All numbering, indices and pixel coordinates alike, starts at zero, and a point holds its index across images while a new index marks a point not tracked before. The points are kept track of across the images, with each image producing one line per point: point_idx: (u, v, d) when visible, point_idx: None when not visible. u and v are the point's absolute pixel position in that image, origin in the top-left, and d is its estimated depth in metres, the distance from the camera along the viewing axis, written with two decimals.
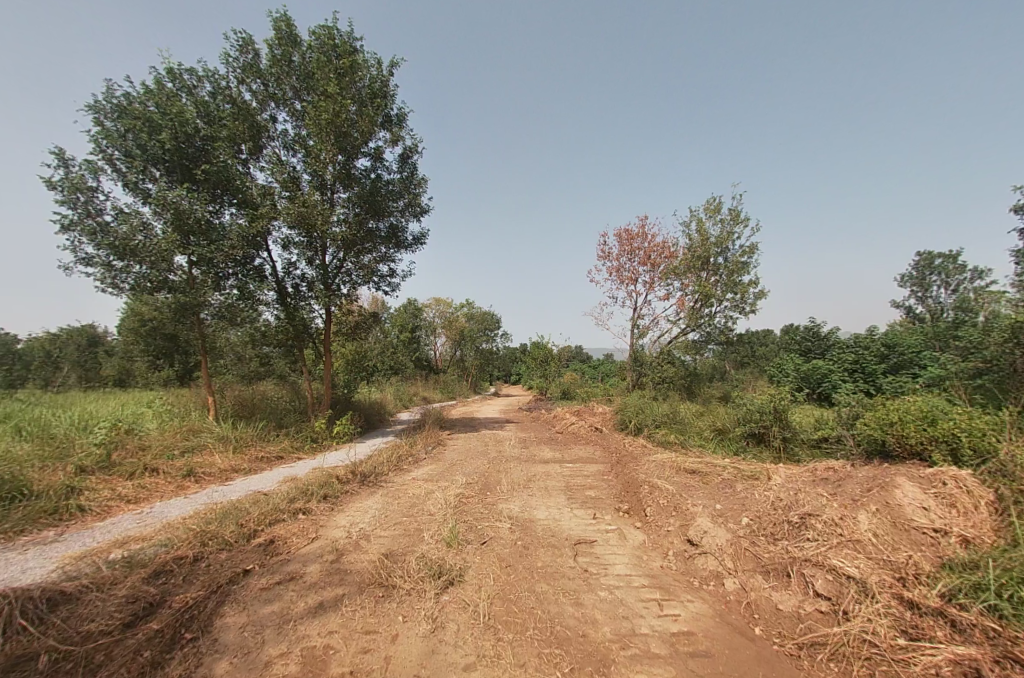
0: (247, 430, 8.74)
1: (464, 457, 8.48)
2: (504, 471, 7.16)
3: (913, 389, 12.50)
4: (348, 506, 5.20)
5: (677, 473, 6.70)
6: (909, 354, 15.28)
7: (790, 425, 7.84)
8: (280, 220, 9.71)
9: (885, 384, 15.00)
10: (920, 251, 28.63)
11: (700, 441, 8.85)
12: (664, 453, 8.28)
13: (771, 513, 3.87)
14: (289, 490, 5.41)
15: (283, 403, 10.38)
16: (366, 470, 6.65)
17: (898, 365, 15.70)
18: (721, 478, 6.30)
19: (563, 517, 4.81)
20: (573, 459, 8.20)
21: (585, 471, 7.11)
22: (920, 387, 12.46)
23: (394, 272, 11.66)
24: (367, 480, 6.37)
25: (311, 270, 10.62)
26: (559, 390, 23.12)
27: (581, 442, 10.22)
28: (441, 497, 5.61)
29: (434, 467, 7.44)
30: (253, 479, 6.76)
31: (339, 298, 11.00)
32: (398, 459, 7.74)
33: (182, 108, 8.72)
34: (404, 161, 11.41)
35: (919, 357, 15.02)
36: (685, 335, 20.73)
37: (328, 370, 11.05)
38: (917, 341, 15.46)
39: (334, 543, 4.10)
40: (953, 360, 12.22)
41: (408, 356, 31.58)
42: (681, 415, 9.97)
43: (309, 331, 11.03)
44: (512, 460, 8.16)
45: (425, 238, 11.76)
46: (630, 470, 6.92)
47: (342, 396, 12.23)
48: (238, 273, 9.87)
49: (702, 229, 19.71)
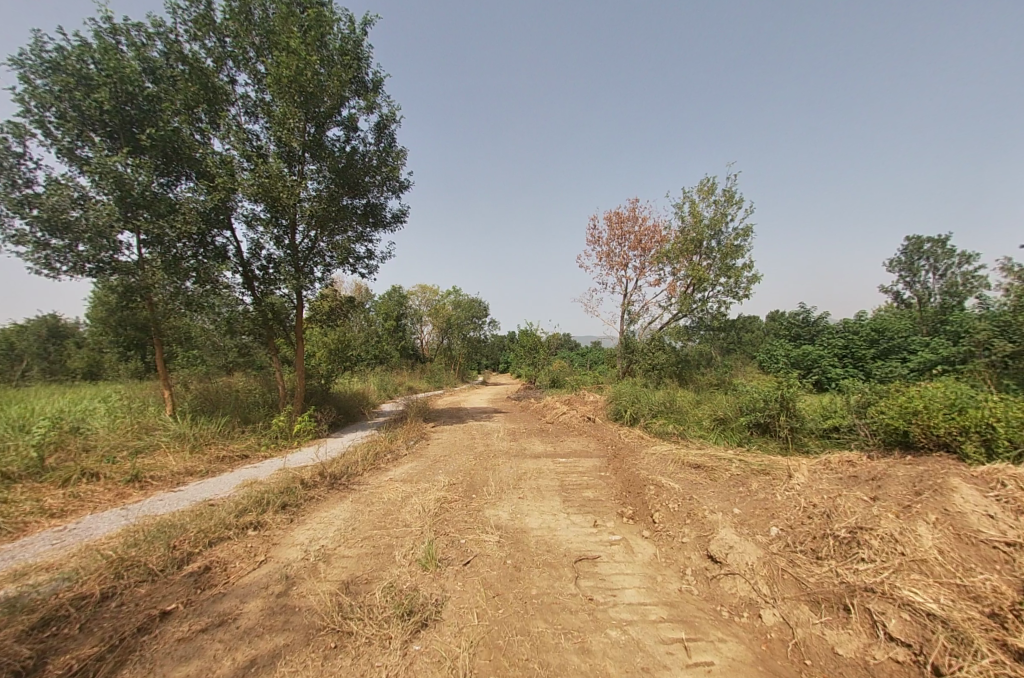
0: (207, 427, 7.92)
1: (448, 453, 7.78)
2: (492, 469, 6.49)
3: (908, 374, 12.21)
4: (309, 517, 4.47)
5: (681, 468, 6.11)
6: (898, 339, 15.09)
7: (797, 414, 7.30)
8: (240, 194, 8.76)
9: (875, 369, 14.76)
10: (909, 236, 28.54)
11: (699, 431, 8.30)
12: (663, 445, 7.71)
13: (808, 524, 3.26)
14: (241, 499, 4.64)
15: (251, 396, 9.53)
16: (337, 471, 5.92)
17: (888, 351, 15.53)
18: (730, 474, 5.73)
19: (560, 526, 4.16)
20: (566, 453, 7.57)
21: (580, 467, 6.49)
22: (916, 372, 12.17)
23: (373, 253, 10.84)
24: (337, 483, 5.64)
25: (280, 250, 9.75)
26: (548, 378, 22.57)
27: (574, 434, 9.60)
28: (419, 502, 4.91)
29: (414, 466, 6.73)
30: (210, 484, 5.99)
31: (311, 282, 10.13)
32: (375, 457, 7.02)
33: (122, 62, 7.66)
34: (381, 132, 10.53)
35: (908, 342, 14.84)
36: (677, 321, 20.24)
37: (303, 359, 10.18)
38: (906, 326, 15.26)
39: (284, 570, 3.38)
40: (948, 344, 11.96)
41: (393, 345, 30.71)
42: (679, 403, 9.41)
43: (280, 317, 10.18)
44: (501, 455, 7.50)
45: (404, 216, 10.97)
46: (629, 466, 6.31)
47: (318, 388, 11.41)
48: (195, 252, 8.95)
49: (695, 211, 19.09)
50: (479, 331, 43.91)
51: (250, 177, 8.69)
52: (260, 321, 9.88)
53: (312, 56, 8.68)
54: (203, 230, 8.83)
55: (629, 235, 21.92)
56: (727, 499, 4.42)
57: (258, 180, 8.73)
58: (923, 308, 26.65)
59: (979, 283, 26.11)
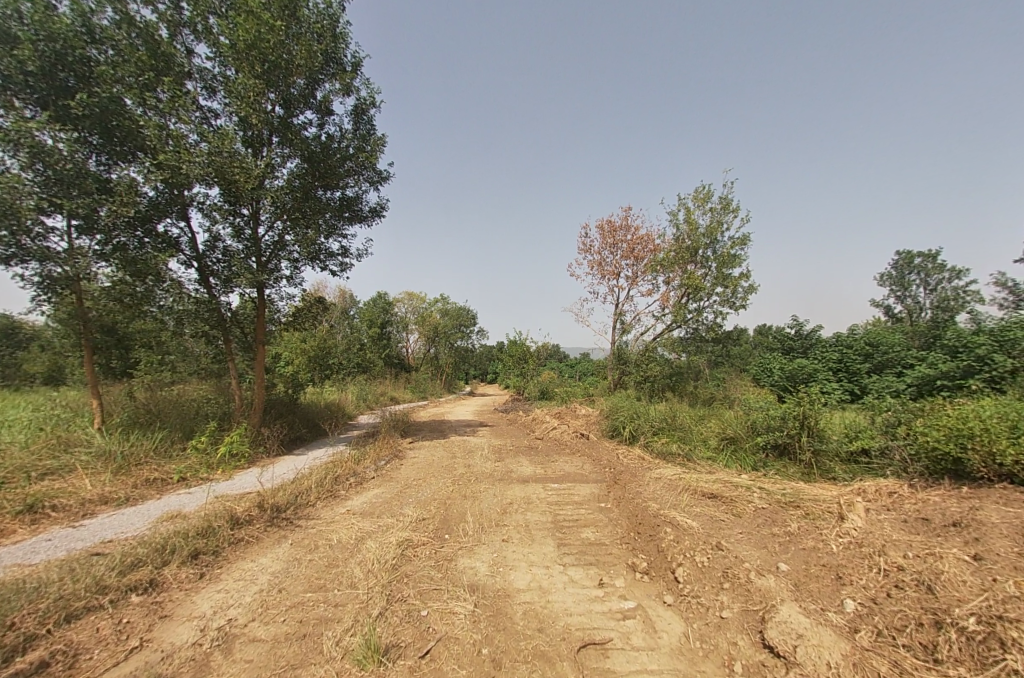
0: (141, 443, 6.78)
1: (422, 475, 6.74)
2: (471, 497, 5.48)
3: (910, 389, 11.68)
4: (226, 574, 3.42)
5: (695, 500, 5.18)
6: (893, 354, 14.68)
7: (822, 435, 6.44)
8: (191, 178, 7.76)
9: (871, 384, 14.24)
10: (899, 251, 28.54)
11: (707, 452, 7.38)
12: (668, 469, 6.78)
13: (909, 607, 2.36)
14: (139, 544, 3.58)
15: (200, 407, 8.39)
16: (280, 502, 4.86)
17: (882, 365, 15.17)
18: (755, 510, 4.81)
19: (556, 586, 3.18)
20: (559, 477, 6.61)
21: (575, 496, 5.51)
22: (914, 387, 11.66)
23: (349, 250, 9.84)
24: (278, 520, 4.57)
25: (240, 242, 8.75)
26: (537, 390, 21.60)
27: (566, 453, 8.63)
28: (376, 546, 3.90)
29: (380, 493, 5.69)
30: (122, 514, 4.91)
31: (274, 279, 9.11)
32: (335, 482, 5.94)
33: (52, 18, 6.66)
34: (359, 118, 9.66)
35: (903, 357, 14.43)
36: (670, 332, 19.51)
37: (263, 365, 9.05)
38: (900, 341, 14.89)
39: (159, 669, 2.36)
40: (944, 357, 11.54)
41: (377, 353, 29.47)
42: (681, 420, 8.52)
43: (238, 317, 9.12)
44: (483, 479, 6.49)
45: (384, 210, 10.04)
46: (634, 496, 5.37)
47: (284, 400, 10.29)
48: (140, 241, 7.95)
49: (690, 218, 18.49)
50: (467, 340, 42.83)
51: (200, 151, 7.64)
52: (214, 321, 8.79)
53: (277, 23, 7.78)
54: (148, 215, 7.82)
55: (622, 243, 21.25)
56: (765, 551, 3.49)
57: (211, 160, 7.71)
58: (913, 323, 26.48)
59: (969, 299, 26.09)
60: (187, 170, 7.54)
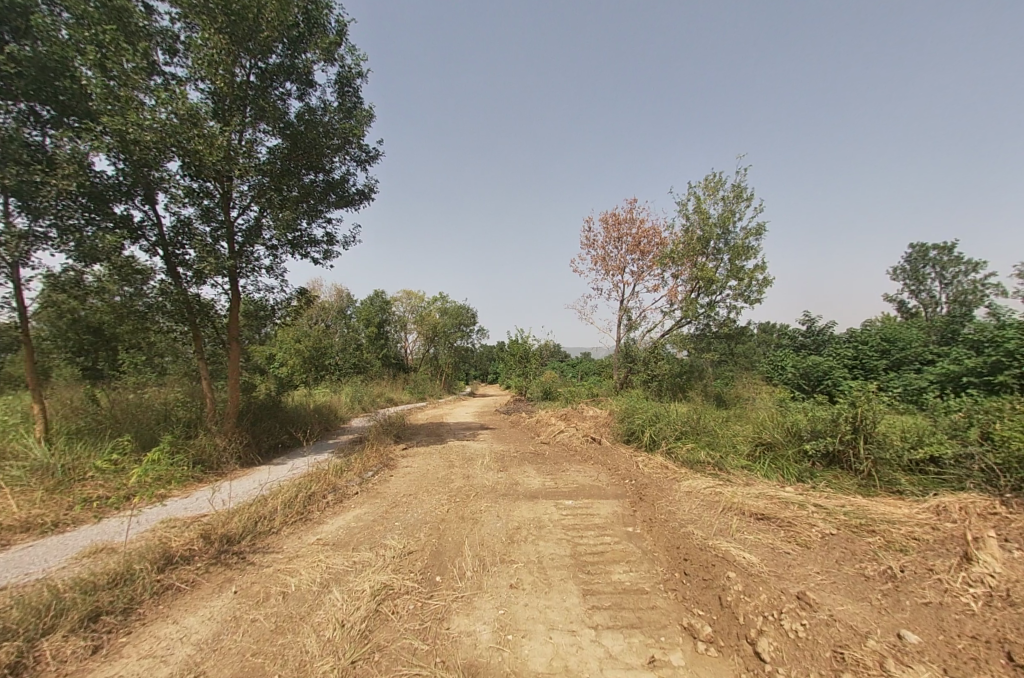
0: (88, 455, 5.87)
1: (414, 490, 5.79)
2: (470, 520, 4.54)
3: (933, 387, 10.98)
4: (129, 650, 2.48)
5: (745, 524, 4.22)
6: (912, 350, 13.94)
7: (882, 441, 5.51)
8: (149, 152, 6.83)
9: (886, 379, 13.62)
10: (914, 244, 27.64)
11: (741, 460, 6.45)
12: (699, 481, 5.83)
13: None
14: (18, 601, 2.67)
15: (165, 412, 7.46)
16: (230, 534, 3.93)
17: (900, 361, 14.61)
18: (823, 540, 3.87)
19: (589, 669, 2.25)
20: (573, 492, 5.66)
21: (596, 518, 4.56)
22: (934, 382, 10.98)
23: (335, 238, 8.88)
24: (224, 562, 3.60)
25: (209, 226, 7.82)
26: (539, 390, 20.66)
27: (576, 460, 7.69)
28: (344, 598, 2.97)
29: (361, 516, 4.77)
30: (37, 547, 3.96)
31: (248, 267, 8.18)
32: (308, 503, 4.98)
33: None
34: (344, 90, 8.72)
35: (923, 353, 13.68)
36: (679, 328, 18.58)
37: (237, 364, 8.04)
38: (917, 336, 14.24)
39: None
40: (966, 352, 10.86)
41: (374, 354, 28.49)
42: (707, 423, 7.57)
43: (209, 312, 8.15)
44: (485, 494, 5.55)
45: (373, 192, 9.10)
46: (668, 519, 4.42)
47: (265, 403, 9.31)
48: (93, 222, 7.07)
49: (700, 209, 17.55)
50: (468, 340, 41.86)
51: (154, 116, 6.68)
52: (179, 313, 7.81)
53: None
54: (102, 194, 6.95)
55: (627, 236, 20.30)
56: (876, 615, 2.54)
57: (162, 124, 6.72)
58: (929, 319, 25.50)
59: (988, 293, 25.12)
60: (137, 138, 6.58)
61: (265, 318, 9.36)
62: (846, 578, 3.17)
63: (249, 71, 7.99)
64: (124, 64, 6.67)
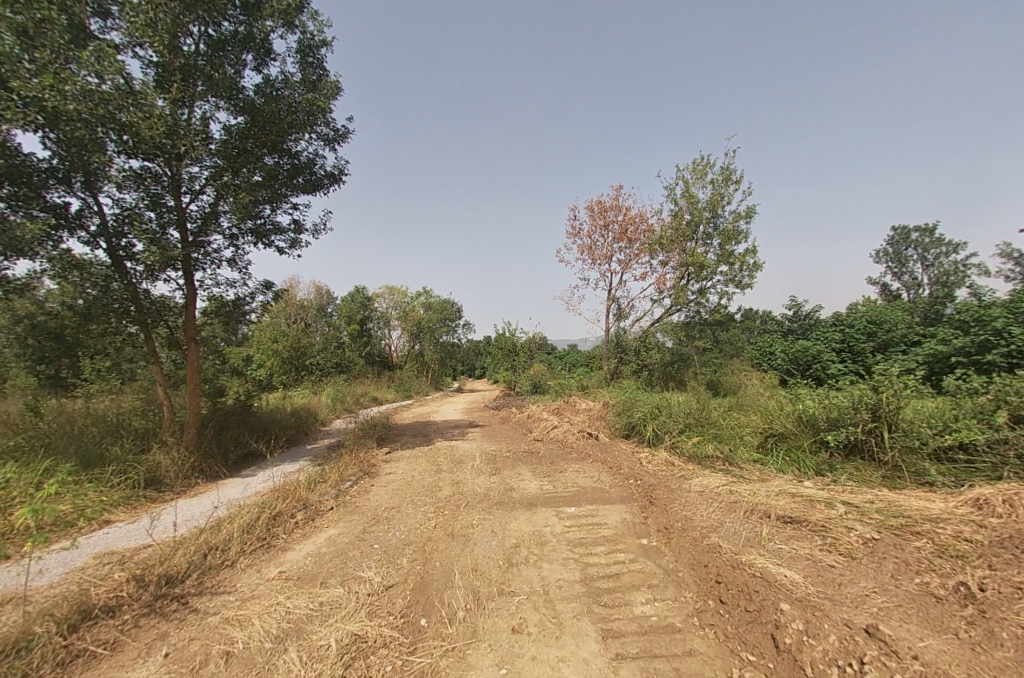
0: (19, 480, 5.11)
1: (396, 503, 5.15)
2: (461, 539, 3.94)
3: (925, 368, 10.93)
4: None
5: (776, 531, 3.69)
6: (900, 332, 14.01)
7: (908, 429, 5.08)
8: (78, 127, 5.84)
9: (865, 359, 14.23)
10: (896, 225, 27.84)
11: (753, 453, 5.97)
12: (712, 480, 5.30)
13: None
14: None
15: (116, 424, 6.66)
16: (167, 579, 3.28)
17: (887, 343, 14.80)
18: (869, 548, 3.37)
19: None
20: (574, 497, 5.09)
21: (605, 529, 4.00)
22: (922, 361, 11.00)
23: (303, 225, 8.12)
24: (159, 613, 2.95)
25: (158, 213, 7.00)
26: (529, 384, 20.10)
27: (573, 459, 7.12)
28: (304, 662, 2.36)
29: (334, 539, 4.12)
30: None
31: (205, 259, 7.37)
32: (272, 526, 4.31)
33: None
34: (307, 61, 7.92)
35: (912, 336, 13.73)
36: (669, 316, 18.18)
37: (196, 368, 7.24)
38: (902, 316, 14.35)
39: None
40: (956, 330, 10.80)
41: (357, 352, 27.51)
42: (712, 414, 7.08)
43: (162, 310, 7.32)
44: (476, 503, 4.95)
45: (343, 174, 8.30)
46: (688, 528, 3.88)
47: (233, 409, 8.50)
48: (19, 209, 6.16)
49: (688, 193, 17.08)
50: (454, 335, 41.06)
51: (81, 82, 5.74)
52: (122, 312, 6.91)
53: None
54: (28, 177, 6.08)
55: (613, 224, 19.79)
56: (974, 659, 2.11)
57: (89, 90, 5.80)
58: (912, 300, 25.63)
59: (969, 273, 25.35)
60: (56, 106, 5.58)
61: (232, 319, 8.55)
62: (914, 602, 2.65)
63: (198, 39, 7.16)
64: (35, 20, 5.70)
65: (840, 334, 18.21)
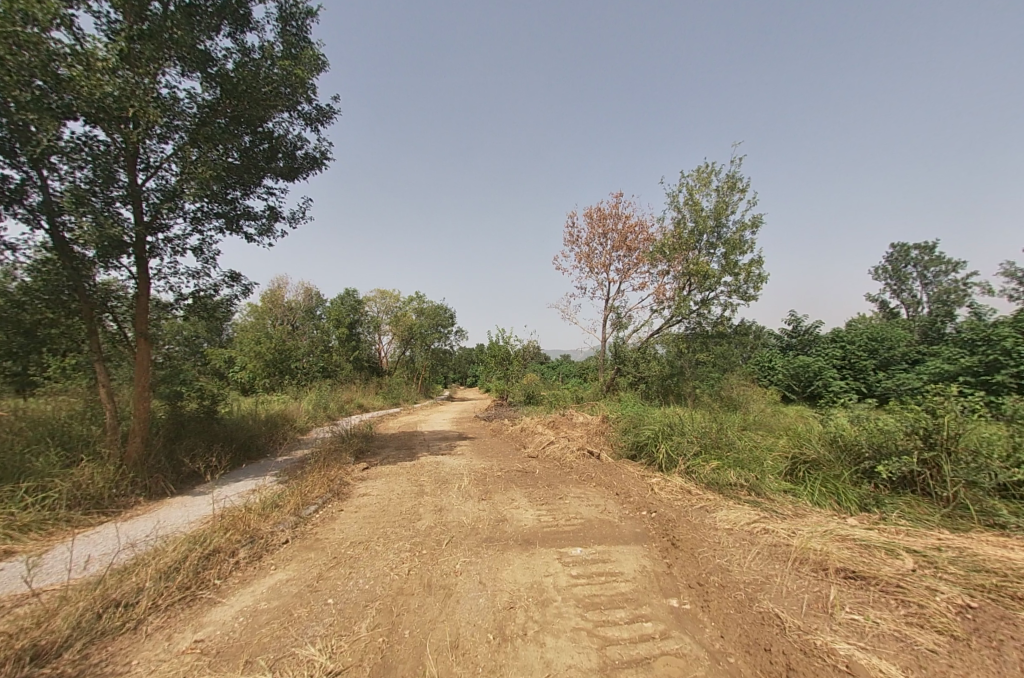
0: None
1: (367, 536, 4.30)
2: (441, 593, 3.11)
3: None
4: None
5: (842, 595, 2.92)
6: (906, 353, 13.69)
7: (975, 462, 4.27)
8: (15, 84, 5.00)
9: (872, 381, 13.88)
10: (894, 243, 27.76)
11: (781, 481, 5.17)
12: (740, 515, 4.52)
13: None
14: None
15: (48, 430, 5.73)
16: (35, 657, 2.42)
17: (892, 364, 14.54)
18: (970, 624, 2.60)
19: None
20: (579, 533, 4.26)
21: (622, 584, 3.17)
22: None
23: (279, 212, 7.32)
24: None
25: (108, 188, 6.14)
26: (522, 394, 19.25)
27: (573, 482, 6.28)
28: None
29: (279, 590, 3.26)
30: None
31: (164, 246, 6.54)
32: (202, 573, 3.42)
33: None
34: (289, 31, 7.15)
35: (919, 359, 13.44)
36: (670, 327, 17.47)
37: (145, 368, 6.30)
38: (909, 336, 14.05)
39: None
40: None
41: (345, 357, 26.54)
42: (729, 435, 6.31)
43: (108, 300, 6.36)
44: (462, 539, 4.12)
45: (325, 159, 7.53)
46: (726, 586, 3.08)
47: (195, 416, 7.58)
48: None
49: (691, 200, 16.49)
50: (447, 342, 40.16)
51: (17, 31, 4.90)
52: (58, 300, 5.90)
53: None
54: None
55: (612, 231, 19.14)
56: None
57: (27, 42, 4.97)
58: (910, 318, 25.38)
59: (967, 292, 25.18)
60: None
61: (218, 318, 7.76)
62: None
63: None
64: None
65: (841, 350, 17.91)
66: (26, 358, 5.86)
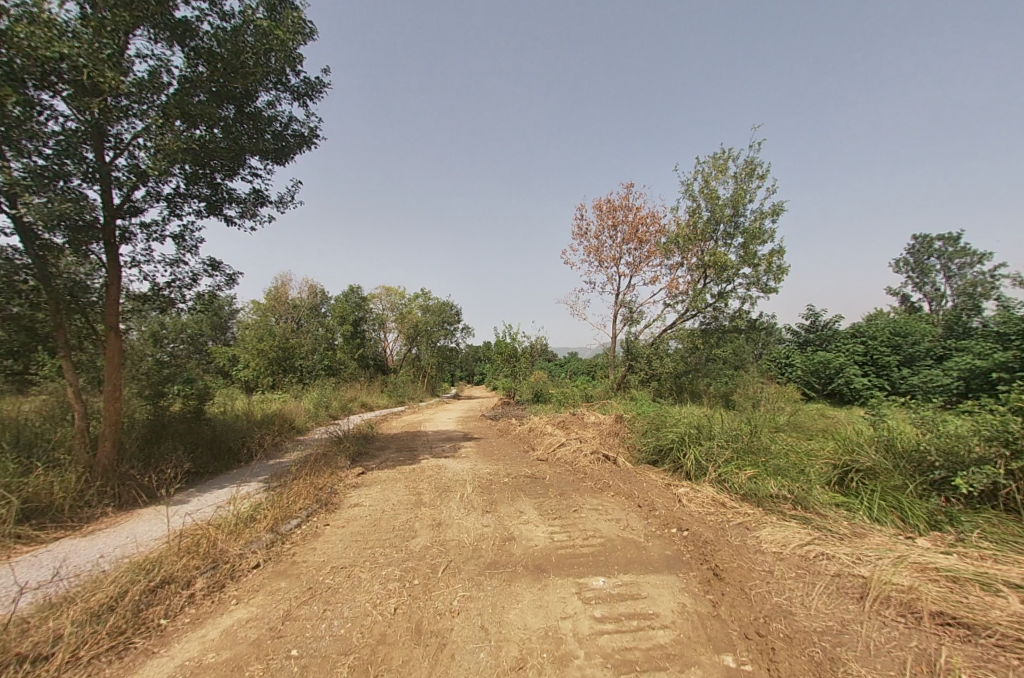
0: None
1: (353, 558, 3.69)
2: (434, 645, 2.50)
3: None
4: None
5: (952, 657, 2.29)
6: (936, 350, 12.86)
7: None
8: None
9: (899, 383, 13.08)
10: (916, 235, 26.66)
11: (831, 493, 4.50)
12: (788, 535, 3.85)
13: None
14: None
15: (10, 434, 5.21)
16: None
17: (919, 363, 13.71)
18: None
19: None
20: (600, 557, 3.62)
21: (661, 632, 2.53)
22: None
23: (265, 195, 6.74)
24: None
25: (76, 168, 5.61)
26: (530, 392, 18.60)
27: (588, 490, 5.62)
28: None
29: (236, 637, 2.65)
30: None
31: (138, 232, 5.98)
32: (142, 616, 2.82)
33: None
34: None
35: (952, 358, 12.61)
36: (684, 322, 16.70)
37: (116, 363, 5.73)
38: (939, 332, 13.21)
39: None
40: None
41: (350, 355, 26.08)
42: (764, 438, 5.61)
43: (77, 291, 5.83)
44: (463, 564, 3.50)
45: (314, 136, 6.91)
46: (796, 640, 2.44)
47: (180, 417, 7.05)
48: None
49: (707, 189, 15.70)
50: (453, 340, 39.55)
51: None
52: (19, 291, 5.37)
53: None
54: None
55: (623, 222, 18.40)
56: None
57: None
58: (933, 313, 24.33)
59: (994, 284, 24.08)
60: None
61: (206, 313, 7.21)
62: None
63: None
64: None
65: (863, 346, 17.07)
66: (26, 357, 5.66)
